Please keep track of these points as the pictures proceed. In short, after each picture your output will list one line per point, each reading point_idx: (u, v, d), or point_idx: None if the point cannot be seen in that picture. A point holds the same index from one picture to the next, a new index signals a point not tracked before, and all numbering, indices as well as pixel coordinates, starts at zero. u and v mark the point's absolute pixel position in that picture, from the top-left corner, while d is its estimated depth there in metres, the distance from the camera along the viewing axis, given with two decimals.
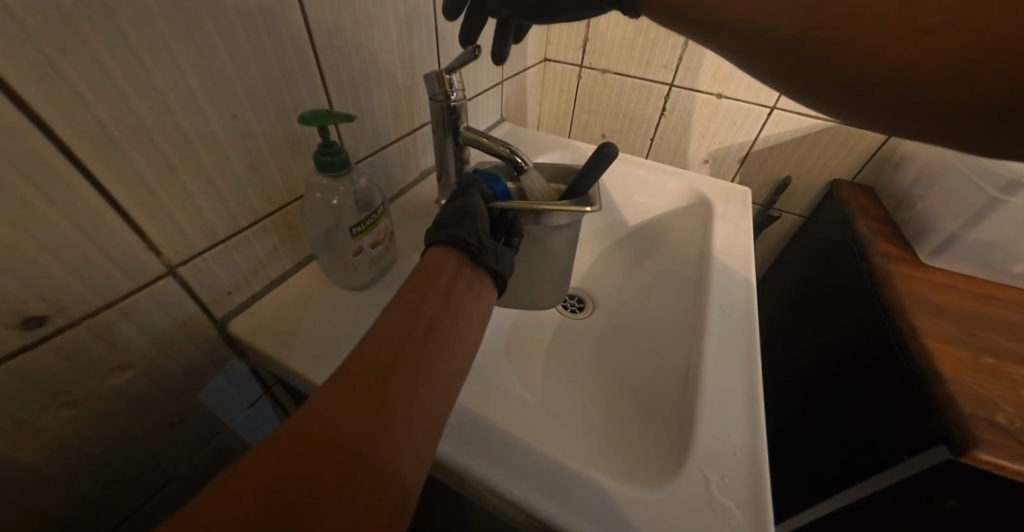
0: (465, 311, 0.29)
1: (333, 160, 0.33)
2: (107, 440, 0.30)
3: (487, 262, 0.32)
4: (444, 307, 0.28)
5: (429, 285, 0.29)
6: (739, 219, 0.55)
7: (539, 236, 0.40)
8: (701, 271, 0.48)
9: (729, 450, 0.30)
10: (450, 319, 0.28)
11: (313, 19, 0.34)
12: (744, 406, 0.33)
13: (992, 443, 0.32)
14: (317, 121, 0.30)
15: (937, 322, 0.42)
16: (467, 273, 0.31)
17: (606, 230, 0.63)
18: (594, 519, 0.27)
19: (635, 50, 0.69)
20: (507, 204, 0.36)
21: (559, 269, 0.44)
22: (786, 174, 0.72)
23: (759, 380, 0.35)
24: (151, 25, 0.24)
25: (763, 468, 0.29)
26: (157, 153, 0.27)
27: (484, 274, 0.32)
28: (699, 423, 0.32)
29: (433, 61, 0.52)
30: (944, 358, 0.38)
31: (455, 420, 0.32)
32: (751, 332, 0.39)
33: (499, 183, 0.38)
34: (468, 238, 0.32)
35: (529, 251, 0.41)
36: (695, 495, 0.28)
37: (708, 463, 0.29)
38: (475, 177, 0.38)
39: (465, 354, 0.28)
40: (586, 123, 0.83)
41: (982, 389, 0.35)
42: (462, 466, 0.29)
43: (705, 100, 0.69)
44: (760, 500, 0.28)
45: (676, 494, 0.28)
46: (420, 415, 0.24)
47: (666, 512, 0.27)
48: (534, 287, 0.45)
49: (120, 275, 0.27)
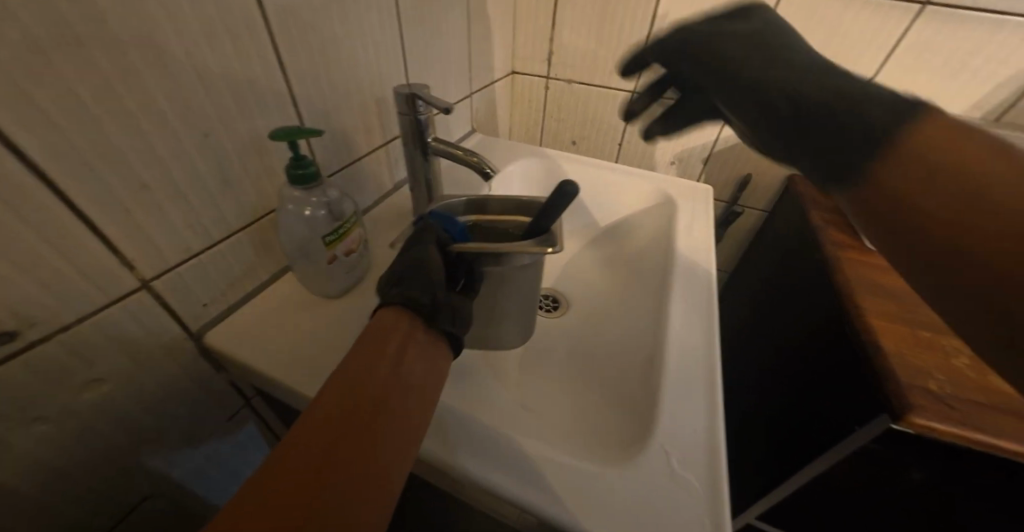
0: (422, 365, 0.29)
1: (304, 173, 0.35)
2: (83, 454, 0.30)
3: (439, 323, 0.31)
4: (399, 363, 0.28)
5: (389, 333, 0.30)
6: (702, 215, 0.58)
7: (501, 278, 0.39)
8: (666, 266, 0.51)
9: (691, 430, 0.32)
10: (405, 374, 0.28)
11: (280, 42, 0.36)
12: (704, 387, 0.36)
13: (925, 407, 0.35)
14: (287, 136, 0.32)
15: (882, 302, 0.46)
16: (421, 334, 0.31)
17: (577, 232, 0.66)
18: (569, 501, 0.28)
19: (598, 61, 0.73)
20: (466, 245, 0.35)
21: (525, 306, 0.43)
22: (746, 172, 0.76)
23: (718, 364, 0.38)
24: (120, 50, 0.26)
25: (720, 444, 0.31)
26: (129, 173, 0.28)
27: (439, 338, 0.32)
28: (662, 404, 0.34)
29: (402, 76, 0.54)
30: (883, 339, 0.41)
31: (438, 416, 0.34)
32: (711, 323, 0.42)
33: (454, 223, 0.39)
34: (421, 299, 0.31)
35: (492, 293, 0.40)
36: (658, 471, 0.30)
37: (670, 441, 0.32)
38: (430, 220, 0.38)
39: (439, 368, 0.30)
40: (555, 131, 0.85)
41: (919, 360, 0.38)
42: (447, 461, 0.31)
43: (667, 105, 0.73)
44: (715, 471, 0.30)
45: (642, 471, 0.30)
46: (406, 444, 0.26)
47: (632, 486, 0.29)
48: (501, 325, 0.44)
49: (94, 292, 0.28)
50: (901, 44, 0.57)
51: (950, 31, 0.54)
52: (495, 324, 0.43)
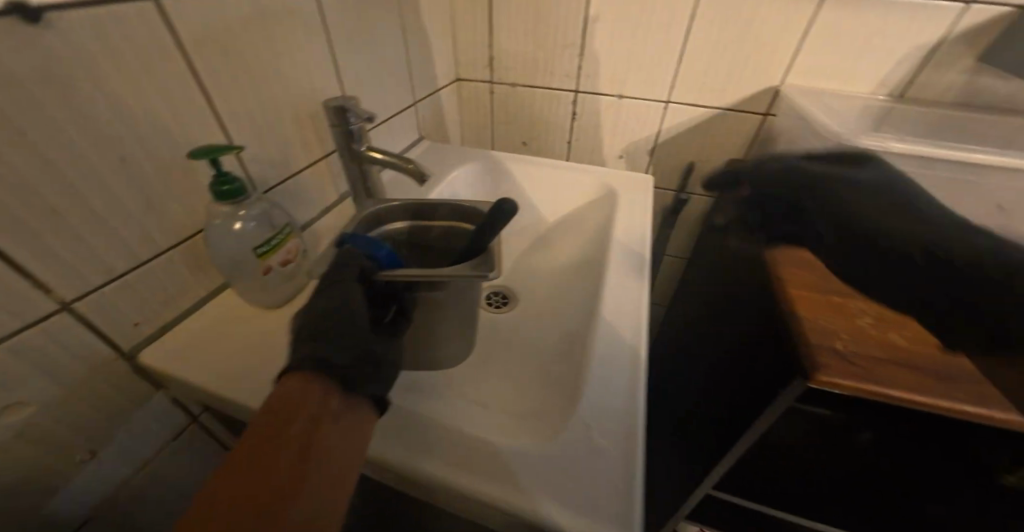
0: (335, 443, 0.27)
1: (229, 189, 0.36)
2: (13, 480, 0.31)
3: (362, 389, 0.29)
4: (306, 447, 0.26)
5: (297, 408, 0.27)
6: (640, 203, 0.61)
7: (438, 305, 0.37)
8: (603, 254, 0.53)
9: (613, 399, 0.34)
10: (314, 459, 0.26)
11: (197, 65, 0.37)
12: (628, 359, 0.38)
13: (831, 366, 0.38)
14: (207, 154, 0.33)
15: (802, 271, 0.49)
16: (333, 402, 0.28)
17: (527, 229, 0.68)
18: (496, 478, 0.30)
19: (538, 64, 0.75)
20: (398, 273, 0.33)
21: (464, 331, 0.42)
22: (689, 161, 0.79)
23: (644, 337, 0.40)
24: (20, 84, 0.27)
25: (639, 410, 0.34)
26: (39, 201, 0.29)
27: (361, 403, 0.29)
28: (588, 378, 0.36)
29: (337, 90, 0.55)
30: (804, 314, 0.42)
31: (388, 416, 0.35)
32: (637, 312, 0.43)
33: (381, 247, 0.35)
34: (337, 362, 0.28)
35: (428, 321, 0.38)
36: (579, 439, 0.32)
37: (592, 411, 0.34)
38: (353, 246, 0.35)
39: (366, 411, 0.29)
40: (505, 134, 0.88)
41: (828, 323, 0.41)
42: (389, 458, 0.32)
43: (608, 102, 0.76)
44: (633, 433, 0.32)
45: (564, 441, 0.32)
46: (325, 508, 0.25)
47: (555, 456, 0.31)
48: (440, 353, 0.41)
49: (10, 318, 0.28)
50: (812, 30, 0.60)
51: (852, 16, 0.58)
52: (435, 344, 0.40)
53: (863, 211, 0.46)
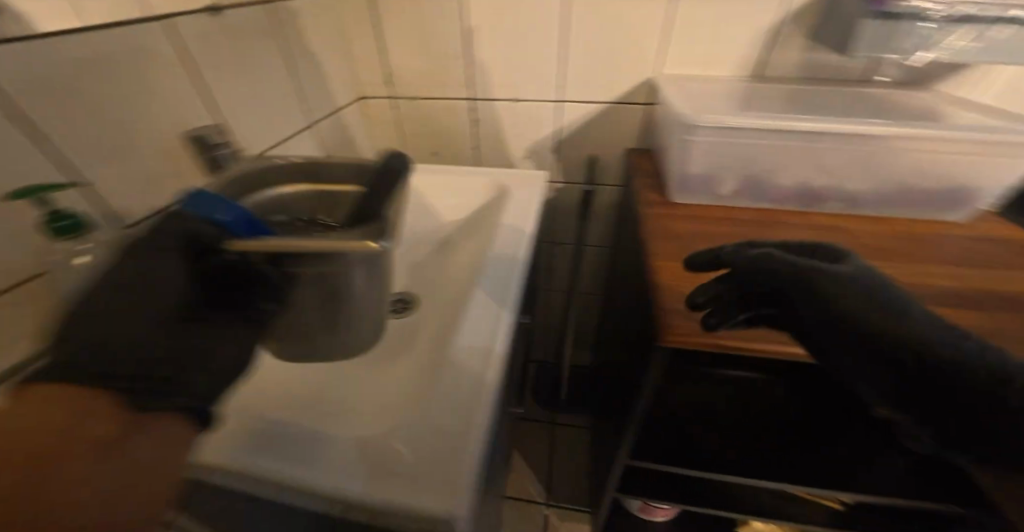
0: (125, 468, 0.22)
1: (66, 227, 0.32)
2: None
3: (171, 399, 0.24)
4: (74, 471, 0.21)
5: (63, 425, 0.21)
6: (530, 199, 0.63)
7: (328, 277, 0.36)
8: (489, 249, 0.55)
9: (478, 362, 0.38)
10: (82, 492, 0.21)
11: None
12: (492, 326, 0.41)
13: (680, 329, 0.41)
14: (28, 193, 0.31)
15: (671, 245, 0.52)
16: (123, 416, 0.23)
17: (431, 235, 0.69)
18: (365, 463, 0.30)
19: (432, 76, 0.78)
20: (244, 243, 0.30)
21: (364, 300, 0.41)
22: (590, 154, 0.83)
23: (508, 308, 0.43)
24: None
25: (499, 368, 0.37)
26: None
27: (170, 417, 0.25)
28: (455, 347, 0.39)
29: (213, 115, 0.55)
30: (662, 293, 0.45)
31: (246, 423, 0.34)
32: (492, 314, 0.42)
33: (235, 212, 0.33)
34: (147, 369, 0.24)
35: (316, 292, 0.37)
36: (447, 403, 0.34)
37: (458, 376, 0.36)
38: (190, 210, 0.32)
39: (179, 428, 0.25)
40: (415, 146, 0.90)
41: (683, 290, 0.45)
42: (245, 468, 0.30)
43: (504, 106, 0.79)
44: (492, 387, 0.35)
45: (432, 411, 0.34)
46: (88, 527, 0.20)
47: (424, 426, 0.33)
48: (338, 324, 0.41)
49: None
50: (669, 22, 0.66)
51: (699, 8, 0.65)
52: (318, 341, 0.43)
53: (858, 304, 0.32)
